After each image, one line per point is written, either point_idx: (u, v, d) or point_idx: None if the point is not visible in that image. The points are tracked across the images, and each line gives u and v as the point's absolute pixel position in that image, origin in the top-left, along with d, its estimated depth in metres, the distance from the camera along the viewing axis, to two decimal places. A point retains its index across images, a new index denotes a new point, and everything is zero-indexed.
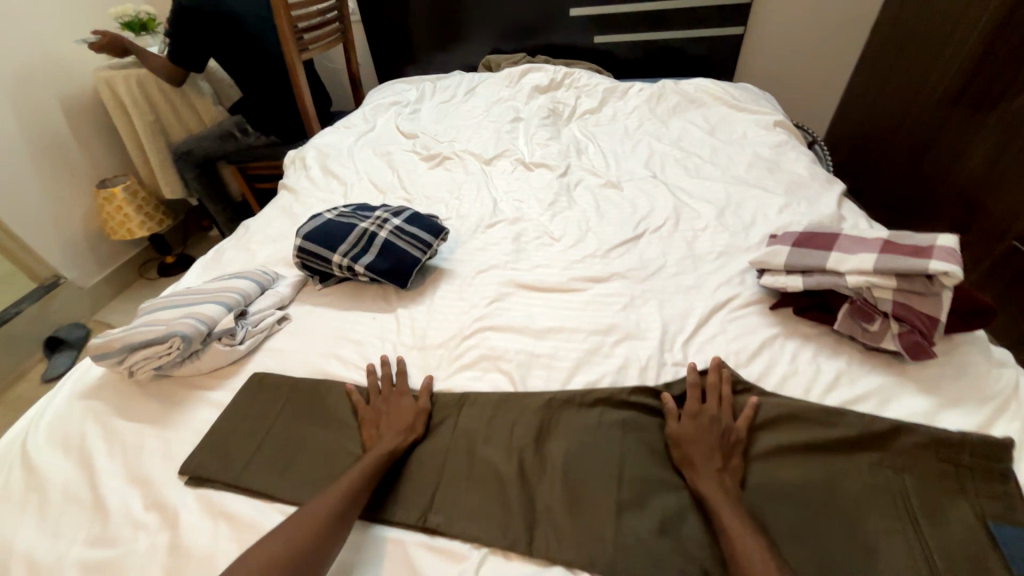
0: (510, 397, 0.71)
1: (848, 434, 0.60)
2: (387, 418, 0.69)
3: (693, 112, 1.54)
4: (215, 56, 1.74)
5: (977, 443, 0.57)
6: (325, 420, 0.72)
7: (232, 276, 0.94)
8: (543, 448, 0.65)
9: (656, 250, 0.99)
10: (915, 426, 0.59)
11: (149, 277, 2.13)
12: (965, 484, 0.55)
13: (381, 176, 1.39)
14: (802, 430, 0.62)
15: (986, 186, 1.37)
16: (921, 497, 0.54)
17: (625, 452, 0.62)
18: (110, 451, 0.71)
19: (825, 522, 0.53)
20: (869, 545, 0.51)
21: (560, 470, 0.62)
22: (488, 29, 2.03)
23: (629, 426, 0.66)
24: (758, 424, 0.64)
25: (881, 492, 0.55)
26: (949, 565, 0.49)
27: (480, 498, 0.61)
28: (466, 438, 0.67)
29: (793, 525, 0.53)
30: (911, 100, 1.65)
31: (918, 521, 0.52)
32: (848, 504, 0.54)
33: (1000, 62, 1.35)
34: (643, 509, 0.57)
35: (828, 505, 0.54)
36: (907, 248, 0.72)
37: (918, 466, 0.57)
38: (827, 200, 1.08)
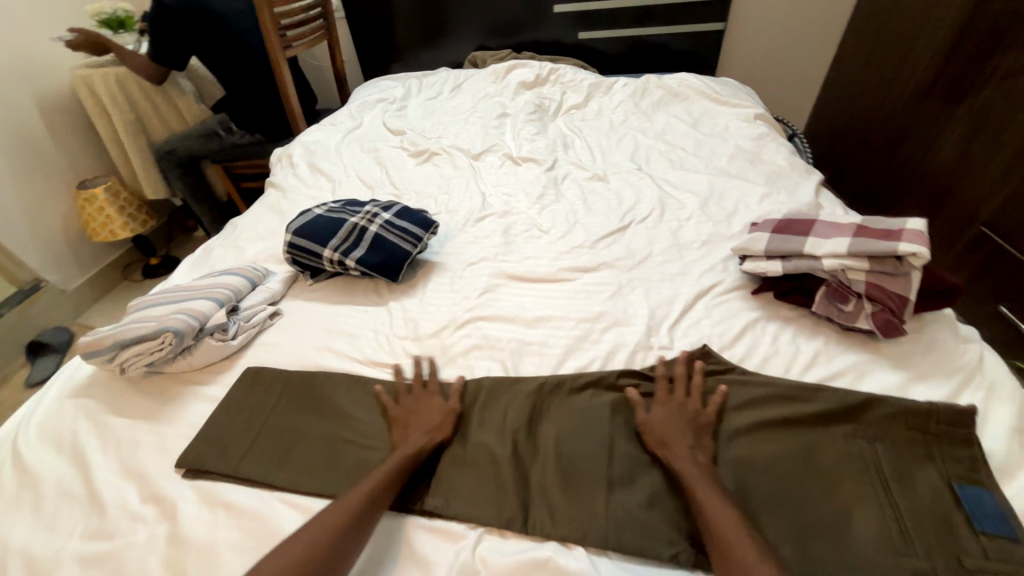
0: (502, 382, 0.73)
1: (824, 408, 0.63)
2: (416, 418, 0.68)
3: (677, 107, 1.58)
4: (198, 54, 1.72)
5: (945, 411, 0.60)
6: (321, 411, 0.73)
7: (222, 273, 0.94)
8: (536, 431, 0.67)
9: (642, 240, 1.02)
10: (888, 398, 0.63)
11: (133, 279, 2.09)
12: (933, 451, 0.58)
13: (369, 173, 1.39)
14: (780, 407, 0.65)
15: (956, 175, 1.43)
16: (893, 464, 0.57)
17: (615, 433, 0.65)
18: (104, 447, 0.72)
19: (803, 490, 0.56)
20: (845, 511, 0.54)
21: (553, 452, 0.64)
22: (473, 26, 2.03)
23: (618, 408, 0.68)
24: (738, 402, 0.66)
25: (856, 461, 0.58)
26: (918, 525, 0.52)
27: (476, 481, 0.62)
28: (460, 425, 0.69)
29: (774, 494, 0.56)
30: (885, 93, 1.71)
31: (889, 487, 0.55)
32: (825, 474, 0.57)
33: (967, 56, 1.40)
34: (633, 484, 0.59)
35: (806, 476, 0.57)
36: (878, 232, 0.75)
37: (891, 435, 0.60)
38: (805, 190, 1.12)
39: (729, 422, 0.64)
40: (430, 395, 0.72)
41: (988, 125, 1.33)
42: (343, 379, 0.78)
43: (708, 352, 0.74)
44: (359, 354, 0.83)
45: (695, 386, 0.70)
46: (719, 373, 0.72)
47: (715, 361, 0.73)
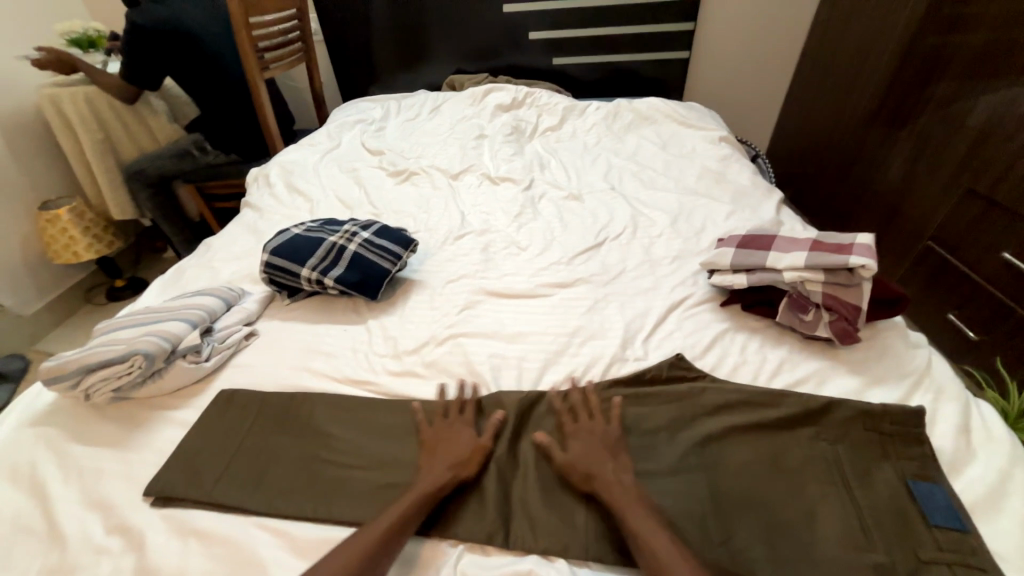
0: (484, 397, 0.74)
1: (788, 413, 0.66)
2: (447, 446, 0.66)
3: (647, 129, 1.65)
4: (172, 74, 1.71)
5: (897, 412, 0.64)
6: (298, 432, 0.72)
7: (195, 293, 0.93)
8: (516, 445, 0.68)
9: (616, 256, 1.06)
10: (846, 401, 0.67)
11: (96, 302, 2.01)
12: (889, 450, 0.62)
13: (348, 192, 1.40)
14: (746, 413, 0.68)
15: (903, 194, 1.54)
16: (854, 464, 0.61)
17: None
18: (65, 477, 0.68)
19: (772, 492, 0.58)
20: (810, 510, 0.56)
21: (532, 466, 0.64)
22: (450, 51, 2.10)
23: None
24: (708, 411, 0.69)
25: (819, 462, 0.61)
26: (877, 521, 0.55)
27: (456, 497, 0.62)
28: None
29: (745, 497, 0.58)
30: (837, 118, 1.83)
31: (850, 485, 0.58)
32: (789, 475, 0.60)
33: (907, 86, 1.53)
34: None
35: (772, 479, 0.60)
36: (832, 246, 0.81)
37: (850, 436, 0.64)
38: (767, 207, 1.18)
39: (699, 430, 0.67)
40: (463, 422, 0.69)
41: (928, 148, 1.45)
42: (323, 398, 0.77)
43: (680, 361, 0.77)
44: (338, 373, 0.82)
45: (654, 399, 0.72)
46: (689, 382, 0.75)
47: (685, 370, 0.76)
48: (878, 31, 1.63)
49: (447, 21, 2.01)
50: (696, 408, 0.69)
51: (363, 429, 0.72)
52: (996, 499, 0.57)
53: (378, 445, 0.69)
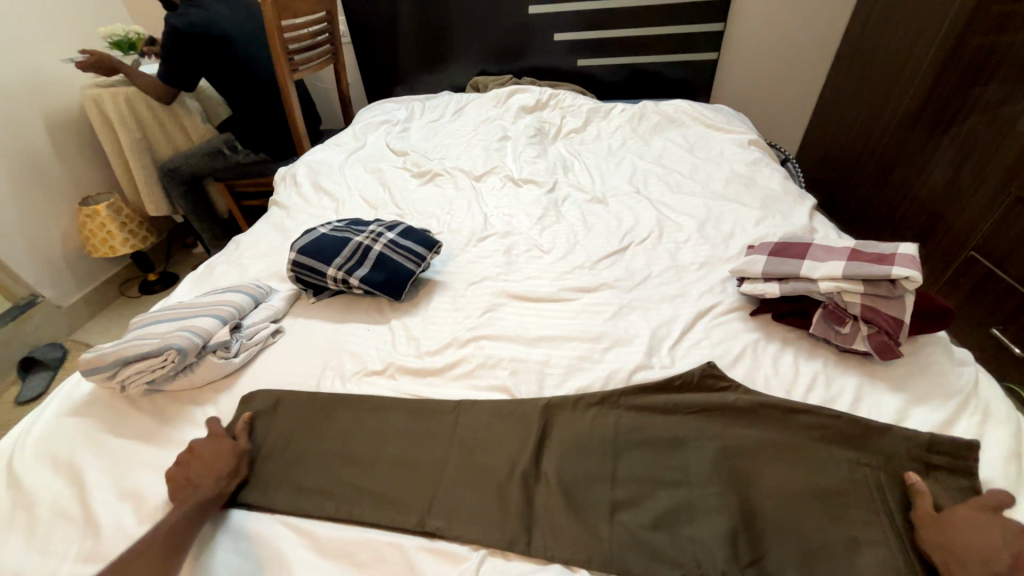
0: (504, 402, 0.73)
1: (830, 431, 0.64)
2: (203, 463, 0.65)
3: (673, 132, 1.62)
4: (207, 76, 1.77)
5: (944, 442, 0.61)
6: (322, 430, 0.73)
7: (225, 290, 0.95)
8: (537, 450, 0.67)
9: (641, 261, 1.04)
10: (894, 428, 0.63)
11: (130, 294, 2.08)
12: (935, 477, 0.59)
13: (372, 192, 1.42)
14: (781, 430, 0.66)
15: (946, 200, 1.47)
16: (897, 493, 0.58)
17: (620, 453, 0.65)
18: (101, 466, 0.71)
19: (812, 515, 0.57)
20: (856, 540, 0.54)
21: (551, 475, 0.63)
22: (475, 52, 2.10)
23: (623, 427, 0.68)
24: (747, 427, 0.67)
25: (859, 485, 0.59)
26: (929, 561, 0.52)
27: (476, 502, 0.62)
28: (463, 446, 0.68)
29: (785, 518, 0.57)
30: (874, 120, 1.76)
31: (898, 517, 0.56)
32: (833, 501, 0.57)
33: (952, 86, 1.47)
34: (639, 506, 0.59)
35: (813, 502, 0.58)
36: (872, 256, 0.77)
37: (892, 463, 0.61)
38: (800, 213, 1.15)
39: (734, 442, 0.65)
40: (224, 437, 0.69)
41: (974, 153, 1.38)
42: (352, 394, 0.78)
43: (713, 369, 0.74)
44: (361, 372, 0.83)
45: (688, 408, 0.70)
46: (721, 392, 0.72)
47: (716, 379, 0.73)
48: (921, 29, 1.56)
49: (473, 22, 2.02)
50: (738, 424, 0.67)
51: (389, 427, 0.72)
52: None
53: (405, 443, 0.70)
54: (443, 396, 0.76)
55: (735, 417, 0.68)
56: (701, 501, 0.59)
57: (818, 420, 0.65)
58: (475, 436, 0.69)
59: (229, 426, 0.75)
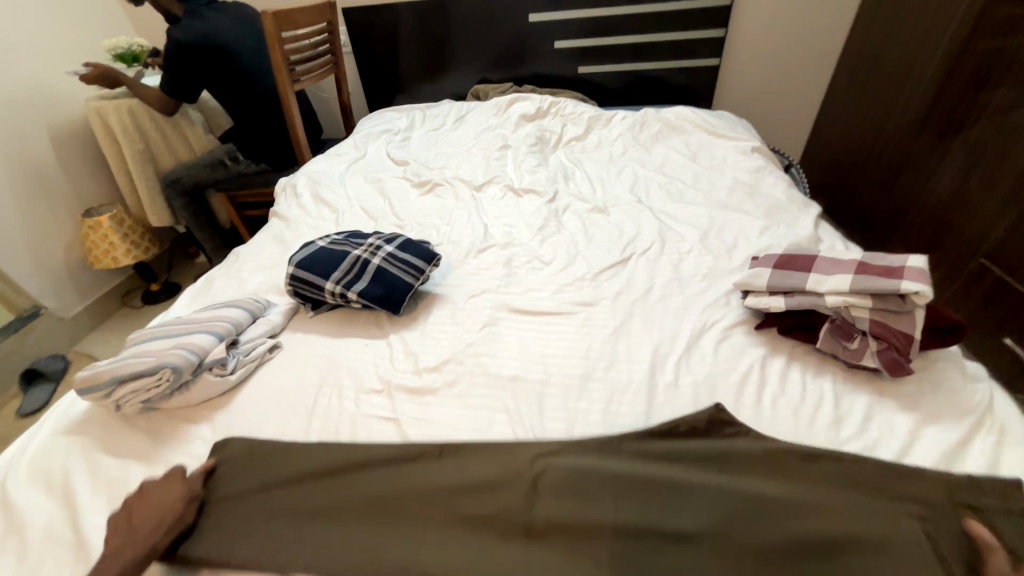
0: (496, 446, 0.68)
1: (853, 479, 0.60)
2: (149, 506, 0.61)
3: (675, 139, 1.61)
4: (209, 87, 1.77)
5: (986, 483, 0.58)
6: (305, 475, 0.67)
7: (223, 305, 0.94)
8: (530, 501, 0.61)
9: (643, 272, 1.02)
10: (929, 471, 0.60)
11: (132, 304, 2.08)
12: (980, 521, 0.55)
13: (372, 203, 1.41)
14: (801, 481, 0.60)
15: (955, 207, 1.45)
16: (946, 546, 0.53)
17: (622, 503, 0.60)
18: (94, 488, 0.70)
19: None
20: None
21: (552, 527, 0.58)
22: (476, 61, 2.10)
23: (623, 474, 0.62)
24: (763, 477, 0.61)
25: (900, 541, 0.54)
26: None
27: (472, 559, 0.56)
28: (454, 492, 0.63)
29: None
30: (879, 126, 1.74)
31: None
32: (868, 560, 0.53)
33: (960, 92, 1.45)
34: (649, 568, 0.54)
35: (843, 561, 0.53)
36: (880, 269, 0.76)
37: (935, 513, 0.56)
38: (804, 222, 1.13)
39: (751, 490, 0.60)
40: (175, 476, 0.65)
41: (983, 159, 1.36)
42: (344, 423, 0.76)
43: (720, 414, 0.69)
44: (358, 390, 0.82)
45: (695, 453, 0.65)
46: (729, 437, 0.67)
47: (723, 423, 0.68)
48: (927, 34, 1.55)
49: (473, 32, 2.02)
50: (754, 474, 0.62)
51: (378, 471, 0.67)
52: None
53: (389, 488, 0.65)
54: (439, 434, 0.73)
55: (749, 464, 0.63)
56: (717, 563, 0.53)
57: (838, 466, 0.61)
58: (463, 483, 0.64)
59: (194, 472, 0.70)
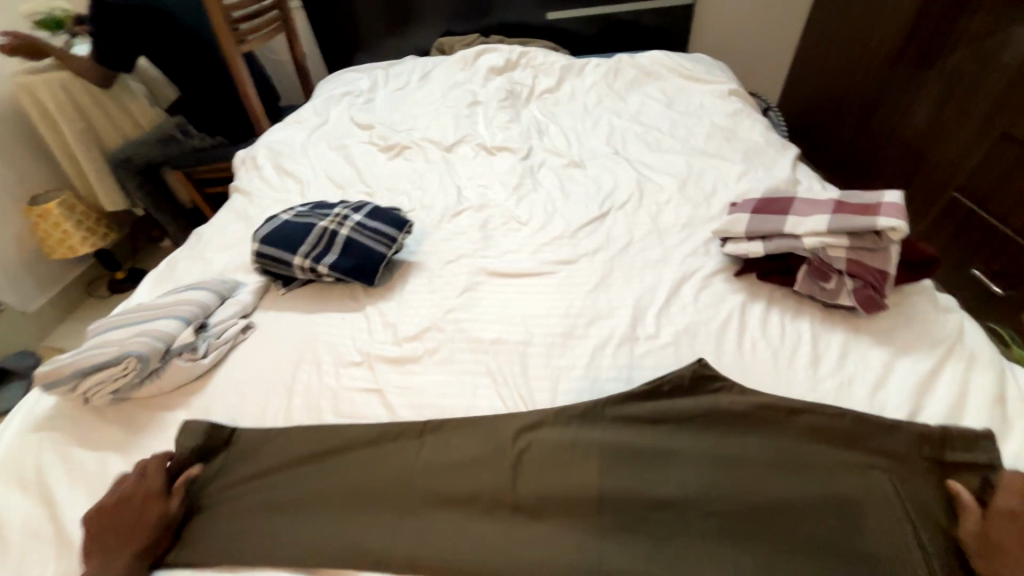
0: (478, 420, 0.67)
1: (833, 432, 0.60)
2: (120, 528, 0.58)
3: (651, 86, 1.55)
4: (147, 53, 1.62)
5: (958, 436, 0.58)
6: (284, 468, 0.66)
7: (187, 287, 0.89)
8: (516, 478, 0.61)
9: (622, 226, 1.00)
10: (901, 424, 0.59)
11: (98, 294, 1.99)
12: (944, 475, 0.56)
13: (338, 171, 1.34)
14: (780, 437, 0.61)
15: (930, 141, 1.44)
16: (910, 497, 0.55)
17: (606, 472, 0.60)
18: (71, 482, 0.68)
19: (818, 533, 0.53)
20: (866, 555, 0.52)
21: (537, 500, 0.59)
22: (438, 10, 1.95)
23: (607, 442, 0.62)
24: (744, 436, 0.62)
25: (869, 494, 0.56)
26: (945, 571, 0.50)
27: (460, 539, 0.57)
28: (437, 473, 0.63)
29: (791, 540, 0.53)
30: (856, 61, 1.70)
31: (913, 529, 0.53)
32: (841, 513, 0.55)
33: (937, 19, 1.40)
34: (631, 536, 0.55)
35: (816, 516, 0.55)
36: (857, 207, 0.75)
37: (904, 463, 0.58)
38: (782, 165, 1.11)
39: (731, 451, 0.60)
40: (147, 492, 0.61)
41: (958, 90, 1.35)
42: (315, 408, 0.73)
43: (706, 369, 0.67)
44: (338, 364, 0.80)
45: (678, 415, 0.64)
46: (713, 393, 0.66)
47: (708, 379, 0.67)
48: None
49: None
50: (736, 433, 0.62)
51: (357, 458, 0.66)
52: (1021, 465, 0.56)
53: (368, 477, 0.64)
54: (419, 404, 0.72)
55: (730, 422, 0.63)
56: (696, 526, 0.55)
57: (820, 416, 0.61)
58: (448, 464, 0.63)
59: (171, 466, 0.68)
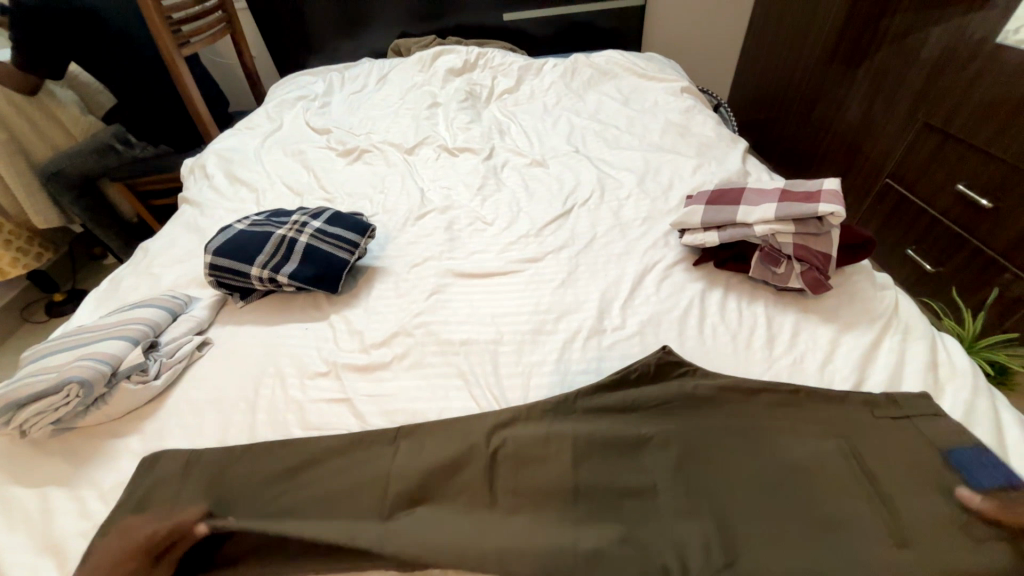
0: (455, 420, 0.67)
1: (789, 407, 0.64)
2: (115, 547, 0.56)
3: (607, 84, 1.59)
4: (76, 58, 1.51)
5: (903, 398, 0.63)
6: (257, 484, 0.63)
7: (134, 306, 0.84)
8: (494, 476, 0.61)
9: (585, 222, 1.02)
10: (849, 394, 0.64)
11: (35, 320, 1.83)
12: (899, 434, 0.59)
13: (295, 177, 1.30)
14: (742, 416, 0.64)
15: (863, 132, 1.54)
16: (869, 455, 0.58)
17: (579, 462, 0.61)
18: (10, 525, 0.62)
19: (782, 499, 0.56)
20: (832, 515, 0.53)
21: (512, 495, 0.60)
22: (391, 12, 1.93)
23: (580, 434, 0.63)
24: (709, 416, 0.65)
25: (828, 457, 0.58)
26: (913, 518, 0.52)
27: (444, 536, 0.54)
28: (416, 475, 0.61)
29: (757, 509, 0.55)
30: (795, 59, 1.80)
31: (873, 484, 0.55)
32: (804, 478, 0.57)
33: (863, 19, 1.50)
34: (605, 520, 0.56)
35: (779, 484, 0.57)
36: (800, 195, 0.80)
37: (859, 427, 0.61)
38: (733, 157, 1.17)
39: (696, 432, 0.63)
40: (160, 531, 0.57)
41: (886, 84, 1.45)
42: (282, 418, 0.71)
43: (670, 355, 0.70)
44: (303, 376, 0.77)
45: (647, 402, 0.67)
46: (679, 379, 0.69)
47: (672, 366, 0.69)
48: None
49: None
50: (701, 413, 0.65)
51: (335, 468, 0.64)
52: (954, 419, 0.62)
53: (346, 484, 0.62)
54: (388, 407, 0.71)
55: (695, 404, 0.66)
56: (670, 507, 0.57)
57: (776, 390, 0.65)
58: (426, 467, 0.62)
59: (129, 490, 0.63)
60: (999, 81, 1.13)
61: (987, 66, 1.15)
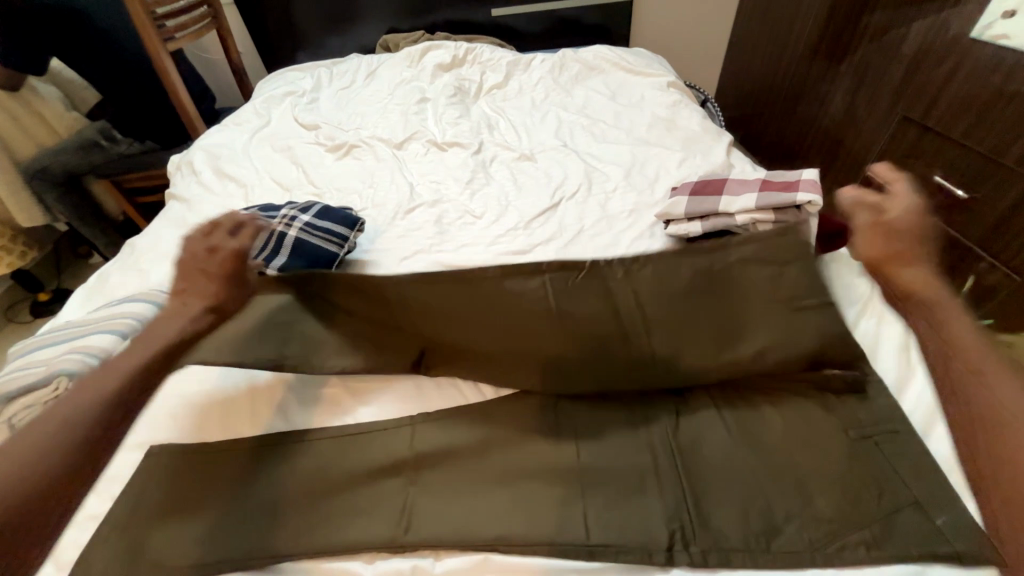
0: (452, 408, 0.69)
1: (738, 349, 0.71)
2: (200, 283, 0.66)
3: (594, 79, 1.60)
4: (58, 53, 1.49)
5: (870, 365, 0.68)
6: (276, 461, 0.64)
7: (122, 301, 0.84)
8: (494, 448, 0.64)
9: (573, 215, 1.04)
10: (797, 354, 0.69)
11: (20, 320, 1.80)
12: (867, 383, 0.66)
13: (284, 173, 1.29)
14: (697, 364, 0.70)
15: (845, 125, 1.58)
16: (843, 400, 0.65)
17: (577, 430, 0.65)
18: None
19: (769, 450, 0.61)
20: (812, 458, 0.59)
21: (508, 466, 0.62)
22: (379, 8, 1.92)
23: (580, 406, 0.68)
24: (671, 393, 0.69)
25: (810, 407, 0.64)
26: (882, 449, 0.60)
27: (459, 508, 0.58)
28: (427, 453, 0.64)
29: (744, 460, 0.60)
30: (779, 55, 1.83)
31: (852, 432, 0.61)
32: (790, 432, 0.62)
33: (845, 14, 1.53)
34: (605, 477, 0.60)
35: (766, 437, 0.62)
36: (780, 184, 0.83)
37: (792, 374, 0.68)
38: (717, 151, 1.19)
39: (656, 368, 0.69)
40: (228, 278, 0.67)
41: (867, 78, 1.48)
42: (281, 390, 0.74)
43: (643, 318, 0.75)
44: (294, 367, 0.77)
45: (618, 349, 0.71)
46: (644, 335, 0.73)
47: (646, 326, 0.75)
48: None
49: None
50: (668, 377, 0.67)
51: (349, 449, 0.65)
52: (909, 384, 0.67)
53: (361, 460, 0.64)
54: (411, 331, 0.74)
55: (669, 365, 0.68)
56: (663, 465, 0.61)
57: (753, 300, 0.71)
58: (439, 446, 0.64)
59: (135, 475, 0.64)
60: (974, 74, 1.16)
61: (963, 59, 1.19)
